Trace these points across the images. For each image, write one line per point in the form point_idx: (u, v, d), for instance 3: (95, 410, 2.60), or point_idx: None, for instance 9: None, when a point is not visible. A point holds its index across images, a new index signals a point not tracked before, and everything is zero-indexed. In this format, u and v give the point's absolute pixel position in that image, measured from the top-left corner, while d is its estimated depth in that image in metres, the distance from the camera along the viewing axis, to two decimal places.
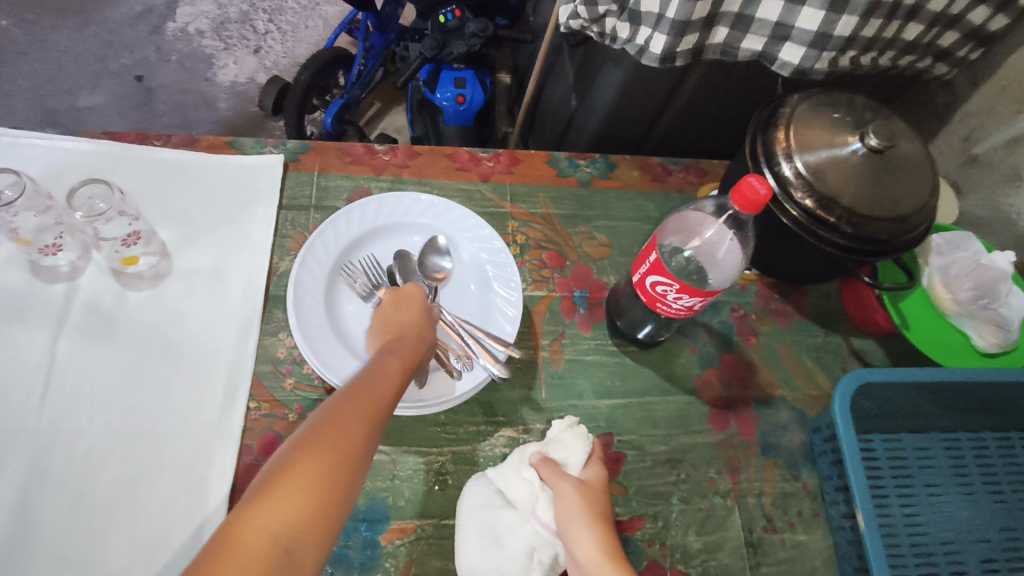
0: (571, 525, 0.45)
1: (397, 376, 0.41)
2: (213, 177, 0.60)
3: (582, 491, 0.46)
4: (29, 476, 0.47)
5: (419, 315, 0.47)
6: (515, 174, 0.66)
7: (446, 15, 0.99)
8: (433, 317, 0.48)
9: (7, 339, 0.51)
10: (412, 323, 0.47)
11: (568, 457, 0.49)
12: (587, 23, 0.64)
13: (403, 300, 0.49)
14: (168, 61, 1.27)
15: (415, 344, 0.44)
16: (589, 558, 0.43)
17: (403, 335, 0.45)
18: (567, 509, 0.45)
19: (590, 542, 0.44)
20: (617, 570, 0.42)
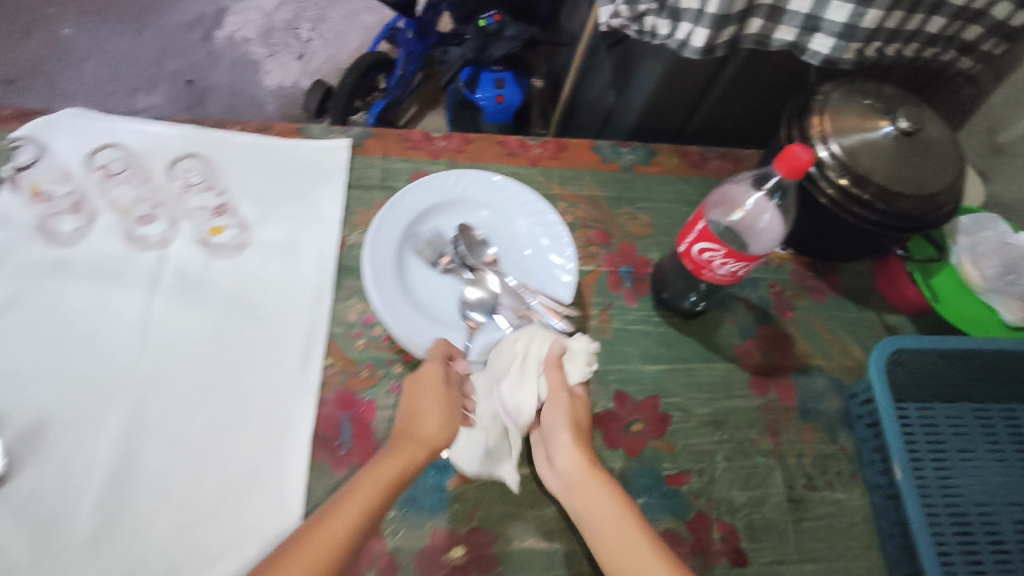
0: (555, 432, 0.47)
1: (384, 482, 0.43)
2: (286, 157, 0.64)
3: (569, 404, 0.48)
4: (132, 421, 0.51)
5: (424, 411, 0.46)
6: (562, 160, 0.70)
7: (487, 19, 1.04)
8: (442, 410, 0.47)
9: (105, 299, 0.55)
10: (412, 423, 0.46)
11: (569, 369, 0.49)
12: (628, 21, 0.67)
13: (419, 384, 0.48)
14: (219, 66, 1.36)
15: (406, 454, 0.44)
16: (569, 464, 0.46)
17: (398, 439, 0.45)
18: (554, 416, 0.48)
19: (571, 450, 0.46)
20: (587, 477, 0.45)
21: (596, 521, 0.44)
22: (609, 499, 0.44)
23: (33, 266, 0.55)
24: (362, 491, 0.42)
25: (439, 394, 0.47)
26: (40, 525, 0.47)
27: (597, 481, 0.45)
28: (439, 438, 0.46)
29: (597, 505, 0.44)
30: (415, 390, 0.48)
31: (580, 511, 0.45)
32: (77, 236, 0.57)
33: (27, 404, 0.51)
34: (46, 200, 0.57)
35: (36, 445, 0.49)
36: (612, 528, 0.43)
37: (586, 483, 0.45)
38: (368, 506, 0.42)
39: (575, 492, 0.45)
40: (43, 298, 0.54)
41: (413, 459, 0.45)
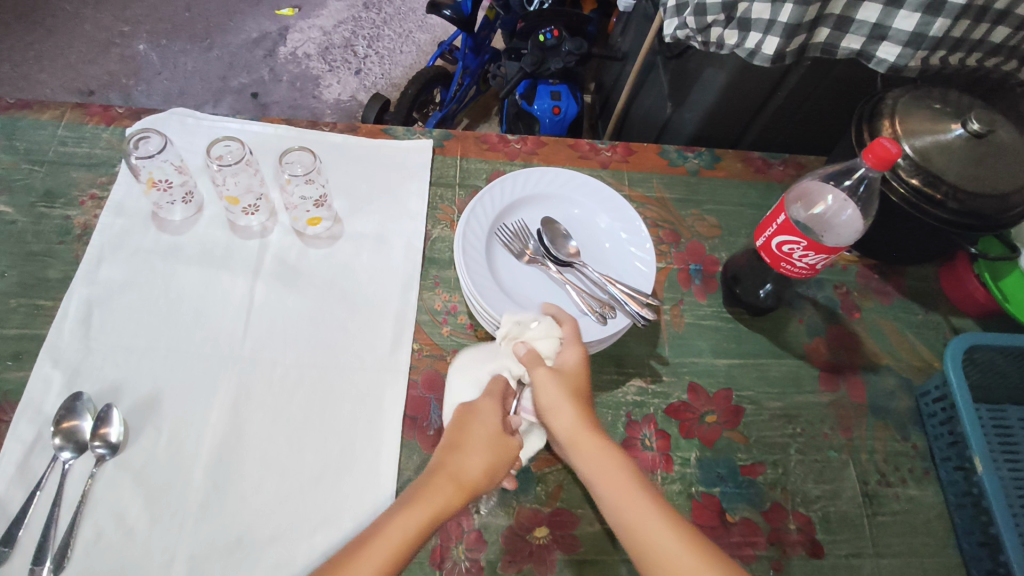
0: (550, 401, 0.48)
1: (433, 506, 0.43)
2: (374, 157, 0.69)
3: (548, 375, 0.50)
4: (238, 395, 0.54)
5: (465, 450, 0.47)
6: (631, 163, 0.73)
7: (545, 33, 1.10)
8: (490, 449, 0.47)
9: (214, 281, 0.60)
10: (458, 460, 0.46)
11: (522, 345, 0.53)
12: (693, 33, 0.69)
13: (472, 420, 0.49)
14: (281, 81, 1.43)
15: (448, 492, 0.44)
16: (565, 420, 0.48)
17: (439, 474, 0.45)
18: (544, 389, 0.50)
19: (568, 416, 0.48)
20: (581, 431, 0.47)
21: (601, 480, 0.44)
22: (609, 456, 0.45)
23: (148, 250, 0.61)
24: (407, 519, 0.42)
25: (492, 431, 0.48)
26: (153, 492, 0.49)
27: (597, 441, 0.46)
28: (484, 480, 0.46)
29: (601, 463, 0.45)
30: (467, 420, 0.49)
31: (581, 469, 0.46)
32: (186, 225, 0.63)
33: (142, 379, 0.54)
34: (162, 189, 0.62)
35: (151, 415, 0.53)
36: (615, 482, 0.44)
37: (585, 442, 0.46)
38: (409, 538, 0.41)
39: (575, 454, 0.47)
40: (157, 278, 0.59)
41: (453, 496, 0.44)
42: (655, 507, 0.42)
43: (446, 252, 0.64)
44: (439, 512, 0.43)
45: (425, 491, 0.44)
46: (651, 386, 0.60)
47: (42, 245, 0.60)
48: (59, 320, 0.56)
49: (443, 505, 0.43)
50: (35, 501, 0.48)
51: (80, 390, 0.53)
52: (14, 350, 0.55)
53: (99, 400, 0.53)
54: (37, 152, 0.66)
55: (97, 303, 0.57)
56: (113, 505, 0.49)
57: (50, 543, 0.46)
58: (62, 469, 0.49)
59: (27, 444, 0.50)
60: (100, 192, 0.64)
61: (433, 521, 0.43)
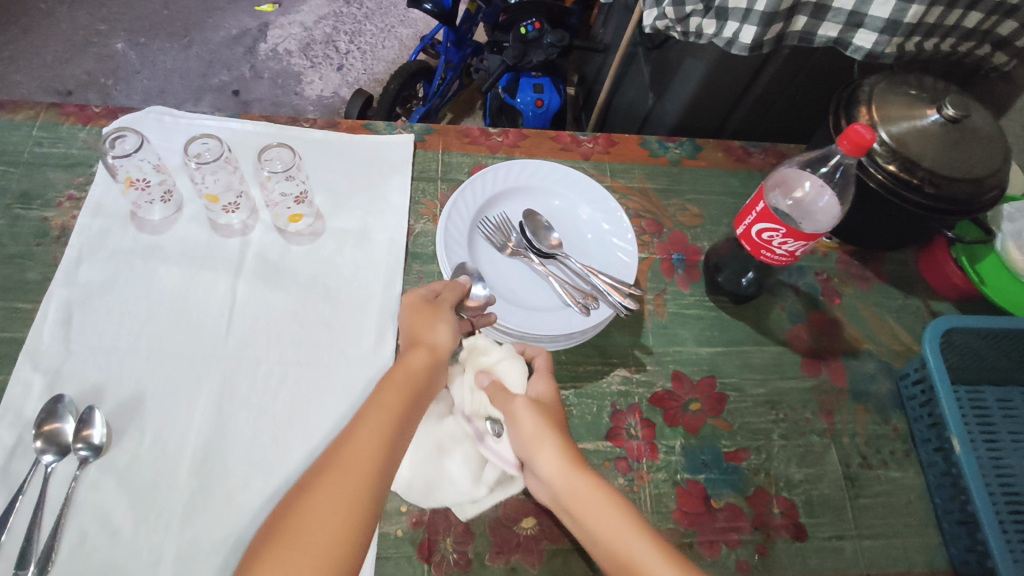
0: (536, 442, 0.48)
1: (415, 371, 0.48)
2: (355, 152, 0.69)
3: (537, 409, 0.50)
4: (223, 393, 0.54)
5: (420, 347, 0.50)
6: (613, 154, 0.73)
7: (527, 27, 1.07)
8: (450, 324, 0.52)
9: (195, 281, 0.60)
10: (425, 334, 0.51)
11: (512, 379, 0.53)
12: (672, 23, 0.69)
13: (422, 308, 0.52)
14: (262, 78, 1.42)
15: (418, 356, 0.49)
16: (554, 470, 0.47)
17: (391, 373, 0.48)
18: (527, 427, 0.49)
19: (554, 453, 0.47)
20: (579, 473, 0.46)
21: (593, 523, 0.45)
22: (600, 498, 0.45)
23: (127, 250, 0.60)
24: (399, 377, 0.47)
25: (429, 315, 0.52)
26: (139, 493, 0.49)
27: (587, 481, 0.46)
28: (451, 347, 0.51)
29: (602, 517, 0.44)
30: (421, 308, 0.52)
31: (574, 513, 0.46)
32: (166, 225, 0.62)
33: (124, 379, 0.54)
34: (140, 188, 0.61)
35: (135, 416, 0.52)
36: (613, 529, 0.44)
37: (578, 484, 0.46)
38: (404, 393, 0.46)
39: (570, 499, 0.46)
40: (137, 277, 0.59)
41: (426, 360, 0.49)
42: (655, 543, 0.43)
43: (429, 246, 0.64)
44: (420, 375, 0.48)
45: (402, 362, 0.49)
46: (635, 375, 0.61)
47: (19, 247, 0.60)
48: (39, 323, 0.55)
49: (420, 368, 0.48)
50: (17, 506, 0.47)
51: (61, 393, 0.52)
52: None
53: (80, 402, 0.52)
54: (12, 153, 0.65)
55: (77, 305, 0.57)
56: (98, 507, 0.48)
57: (33, 547, 0.46)
58: (45, 472, 0.49)
59: (8, 448, 0.50)
60: (78, 192, 0.63)
61: (419, 380, 0.48)
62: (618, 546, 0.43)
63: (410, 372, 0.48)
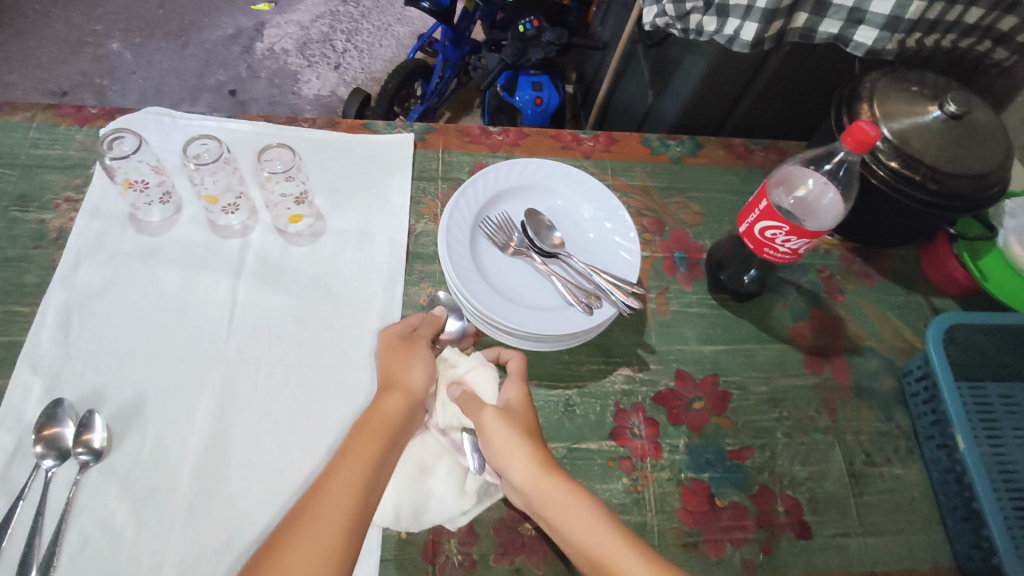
0: (503, 445, 0.46)
1: (393, 416, 0.47)
2: (355, 152, 0.68)
3: (504, 416, 0.48)
4: (224, 396, 0.54)
5: (396, 389, 0.48)
6: (614, 152, 0.73)
7: (525, 24, 1.06)
8: (428, 361, 0.51)
9: (195, 282, 0.59)
10: (401, 372, 0.50)
11: (483, 388, 0.52)
12: (672, 20, 0.70)
13: (398, 347, 0.51)
14: (259, 77, 1.41)
15: (395, 399, 0.48)
16: (522, 479, 0.45)
17: (367, 420, 0.46)
18: (496, 438, 0.46)
19: (522, 462, 0.45)
20: (550, 480, 0.44)
21: (571, 532, 0.42)
22: (575, 504, 0.43)
23: (126, 252, 0.60)
24: (374, 424, 0.46)
25: (403, 353, 0.51)
26: (140, 497, 0.49)
27: (558, 488, 0.44)
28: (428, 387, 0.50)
29: (574, 516, 0.43)
30: (396, 346, 0.51)
31: (546, 518, 0.44)
32: (165, 226, 0.62)
33: (124, 382, 0.53)
34: (139, 189, 0.60)
35: (136, 418, 0.52)
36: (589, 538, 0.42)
37: (547, 490, 0.44)
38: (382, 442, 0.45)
39: (543, 508, 0.44)
40: (137, 280, 0.59)
41: (403, 403, 0.48)
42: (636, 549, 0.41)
43: (430, 246, 0.64)
44: (396, 420, 0.47)
45: (379, 405, 0.47)
46: (638, 374, 0.60)
47: (17, 250, 0.59)
48: (37, 326, 0.55)
49: (396, 412, 0.47)
50: (17, 511, 0.47)
51: (61, 397, 0.52)
52: None
53: (80, 406, 0.52)
54: (9, 154, 0.64)
55: (76, 307, 0.56)
56: (98, 511, 0.48)
57: (34, 553, 0.46)
58: (45, 477, 0.49)
59: (7, 453, 0.49)
60: (76, 194, 0.62)
61: (395, 426, 0.46)
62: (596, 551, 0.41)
63: (386, 417, 0.47)
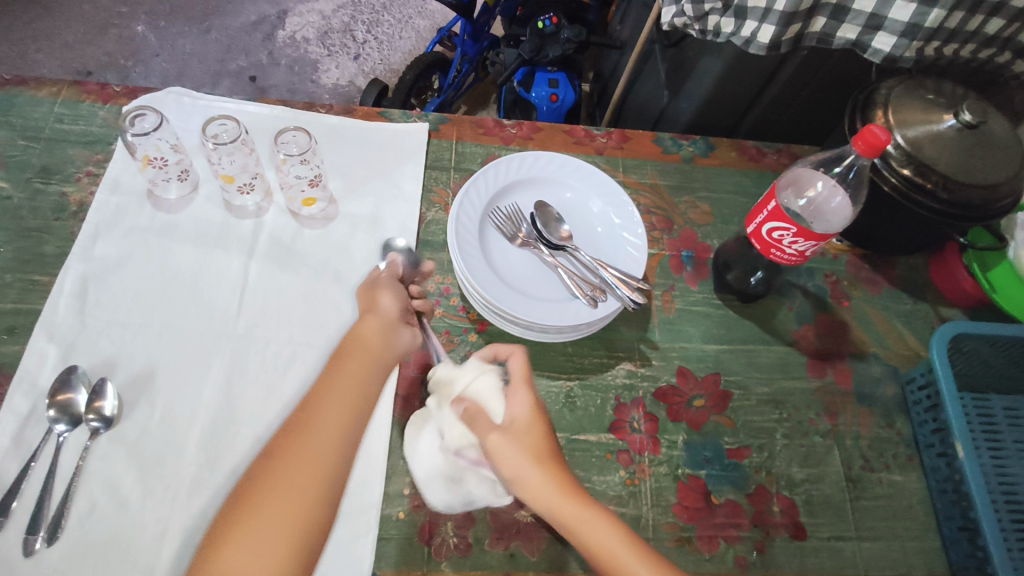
0: (512, 469, 0.43)
1: (374, 337, 0.49)
2: (370, 139, 0.69)
3: (510, 438, 0.44)
4: (232, 370, 0.55)
5: (372, 317, 0.50)
6: (626, 150, 0.73)
7: (544, 21, 1.08)
8: (401, 291, 0.52)
9: (208, 260, 0.60)
10: (377, 301, 0.51)
11: (487, 401, 0.47)
12: (690, 20, 0.69)
13: (376, 285, 0.53)
14: (279, 65, 1.43)
15: (371, 325, 0.49)
16: (539, 501, 0.43)
17: (349, 345, 0.48)
18: (507, 460, 0.43)
19: (540, 481, 0.43)
20: (565, 499, 0.43)
21: (590, 549, 0.42)
22: (597, 523, 0.42)
23: (143, 228, 0.61)
24: (355, 347, 0.48)
25: (372, 291, 0.52)
26: (147, 465, 0.50)
27: (576, 506, 0.43)
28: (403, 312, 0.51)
29: (591, 534, 0.42)
30: (374, 285, 0.53)
31: (565, 533, 0.43)
32: (181, 204, 0.63)
33: (137, 353, 0.55)
34: (158, 166, 0.62)
35: (147, 389, 0.53)
36: (612, 557, 0.41)
37: (564, 510, 0.43)
38: (364, 361, 0.47)
39: (563, 525, 0.43)
40: (153, 255, 0.60)
41: (379, 326, 0.49)
42: (650, 564, 0.41)
43: (439, 235, 0.64)
44: (377, 341, 0.48)
45: (361, 330, 0.49)
46: (640, 370, 0.61)
47: (37, 221, 0.61)
48: (55, 295, 0.56)
49: (372, 334, 0.49)
50: (30, 472, 0.49)
51: (75, 364, 0.53)
52: (10, 324, 0.55)
53: (93, 374, 0.53)
54: (33, 128, 0.66)
55: (93, 279, 0.58)
56: (106, 476, 0.49)
57: (44, 514, 0.47)
58: (57, 441, 0.50)
59: (21, 416, 0.51)
60: (97, 169, 0.64)
61: (376, 346, 0.48)
62: (614, 563, 0.41)
63: (367, 341, 0.48)
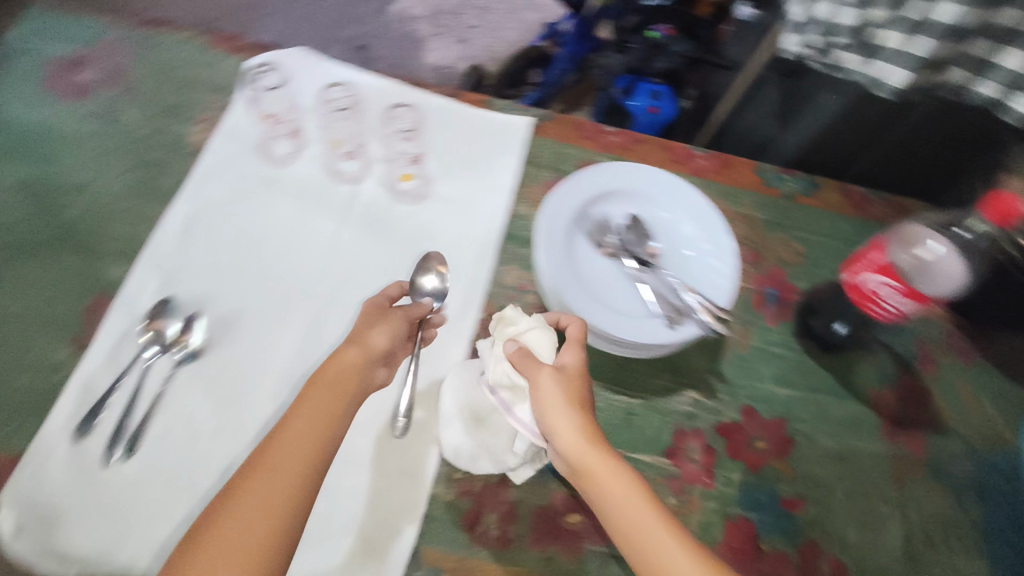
0: (551, 409, 0.47)
1: (353, 369, 0.48)
2: (471, 124, 0.69)
3: (558, 380, 0.48)
4: (310, 330, 0.57)
5: (354, 346, 0.49)
6: (725, 176, 0.72)
7: (657, 31, 1.07)
8: (390, 322, 0.52)
9: (303, 220, 0.63)
10: (365, 333, 0.51)
11: (541, 348, 0.52)
12: (815, 55, 0.74)
13: (371, 312, 0.52)
14: (386, 38, 1.46)
15: (350, 354, 0.49)
16: (569, 444, 0.46)
17: (325, 373, 0.48)
18: (547, 396, 0.47)
19: (573, 426, 0.46)
20: (595, 447, 0.45)
21: (613, 507, 0.44)
22: (622, 480, 0.44)
23: (249, 178, 0.64)
24: (332, 376, 0.47)
25: (369, 321, 0.51)
26: (220, 405, 0.53)
27: (604, 459, 0.45)
28: (391, 346, 0.51)
29: (619, 496, 0.44)
30: (369, 314, 0.52)
31: (588, 486, 0.45)
32: (289, 159, 0.65)
33: (226, 297, 0.58)
34: (272, 122, 0.66)
35: (228, 333, 0.56)
36: (633, 512, 0.43)
37: (593, 460, 0.45)
38: (340, 394, 0.47)
39: (587, 476, 0.45)
40: (254, 206, 0.63)
41: (360, 358, 0.49)
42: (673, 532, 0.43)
43: (526, 230, 0.65)
44: (356, 374, 0.48)
45: (339, 358, 0.49)
46: (705, 401, 0.60)
47: (157, 156, 0.64)
48: (162, 228, 0.60)
49: (352, 365, 0.48)
50: (118, 389, 0.52)
51: (173, 295, 0.57)
52: (120, 248, 0.59)
53: (187, 308, 0.57)
54: (164, 67, 0.69)
55: (197, 220, 0.61)
56: (182, 408, 0.53)
57: (125, 430, 0.51)
58: (145, 365, 0.53)
59: (118, 335, 0.55)
60: (214, 114, 0.67)
61: (355, 380, 0.48)
62: (635, 524, 0.43)
63: (344, 372, 0.48)
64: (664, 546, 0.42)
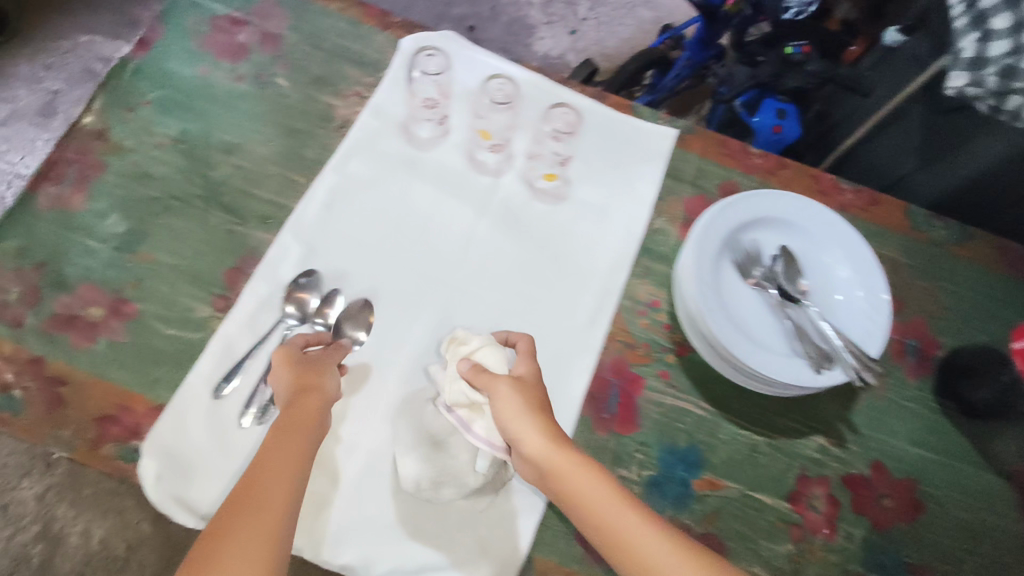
0: (512, 417, 0.46)
1: (312, 412, 0.44)
2: (613, 129, 0.68)
3: (515, 386, 0.47)
4: (442, 319, 0.57)
5: (311, 390, 0.45)
6: (872, 214, 0.68)
7: (794, 48, 1.02)
8: (331, 368, 0.48)
9: (442, 206, 0.62)
10: (316, 376, 0.47)
11: (490, 361, 0.50)
12: (986, 94, 0.70)
13: (321, 357, 0.48)
14: (498, 21, 1.44)
15: (307, 399, 0.45)
16: (535, 448, 0.44)
17: (282, 420, 0.43)
18: (507, 405, 0.46)
19: (534, 428, 0.45)
20: (562, 447, 0.44)
21: (586, 507, 0.42)
22: (592, 480, 0.43)
23: (393, 158, 0.64)
24: (290, 420, 0.43)
25: (316, 365, 0.47)
26: (352, 382, 0.54)
27: (571, 458, 0.44)
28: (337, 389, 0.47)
29: (591, 495, 0.42)
30: (316, 360, 0.48)
31: (560, 492, 0.44)
32: (431, 144, 0.65)
33: (364, 274, 0.58)
34: (426, 106, 0.66)
35: (369, 310, 0.56)
36: (603, 510, 0.42)
37: (562, 463, 0.44)
38: (306, 439, 0.42)
39: (558, 482, 0.44)
40: (396, 186, 0.62)
41: (316, 403, 0.45)
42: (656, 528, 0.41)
43: (662, 246, 0.63)
44: (316, 415, 0.44)
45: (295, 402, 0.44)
46: (834, 449, 0.57)
47: (306, 125, 0.65)
48: (307, 198, 0.60)
49: (309, 408, 0.44)
50: (258, 352, 0.53)
51: (313, 268, 0.57)
52: (266, 215, 0.60)
53: (326, 282, 0.57)
54: (317, 36, 0.69)
55: (341, 193, 0.61)
56: None
57: (260, 394, 0.52)
58: (285, 332, 0.54)
59: (260, 300, 0.56)
60: (364, 90, 0.67)
61: (315, 422, 0.44)
62: (610, 522, 0.41)
63: (302, 415, 0.44)
64: (648, 545, 0.40)
